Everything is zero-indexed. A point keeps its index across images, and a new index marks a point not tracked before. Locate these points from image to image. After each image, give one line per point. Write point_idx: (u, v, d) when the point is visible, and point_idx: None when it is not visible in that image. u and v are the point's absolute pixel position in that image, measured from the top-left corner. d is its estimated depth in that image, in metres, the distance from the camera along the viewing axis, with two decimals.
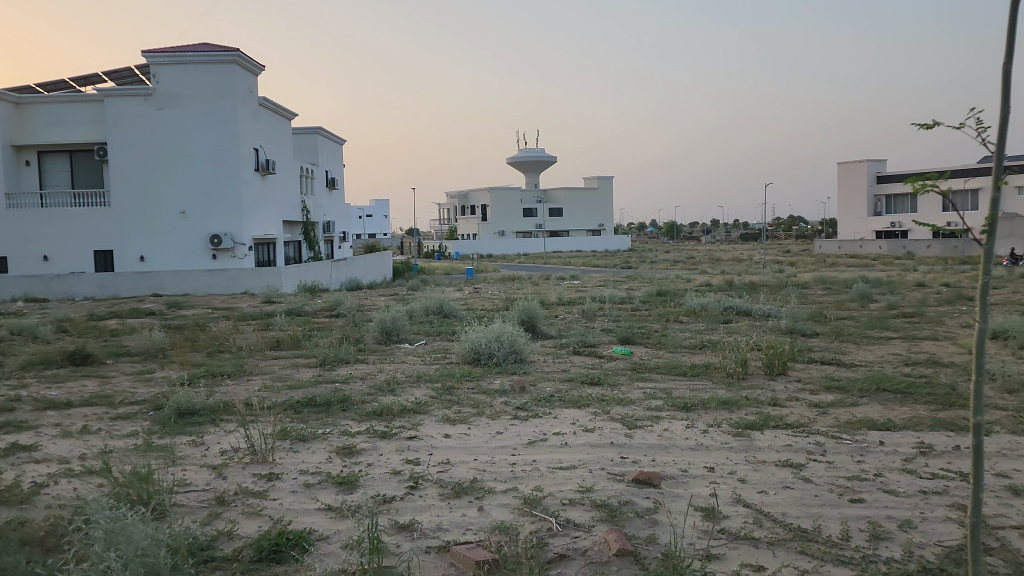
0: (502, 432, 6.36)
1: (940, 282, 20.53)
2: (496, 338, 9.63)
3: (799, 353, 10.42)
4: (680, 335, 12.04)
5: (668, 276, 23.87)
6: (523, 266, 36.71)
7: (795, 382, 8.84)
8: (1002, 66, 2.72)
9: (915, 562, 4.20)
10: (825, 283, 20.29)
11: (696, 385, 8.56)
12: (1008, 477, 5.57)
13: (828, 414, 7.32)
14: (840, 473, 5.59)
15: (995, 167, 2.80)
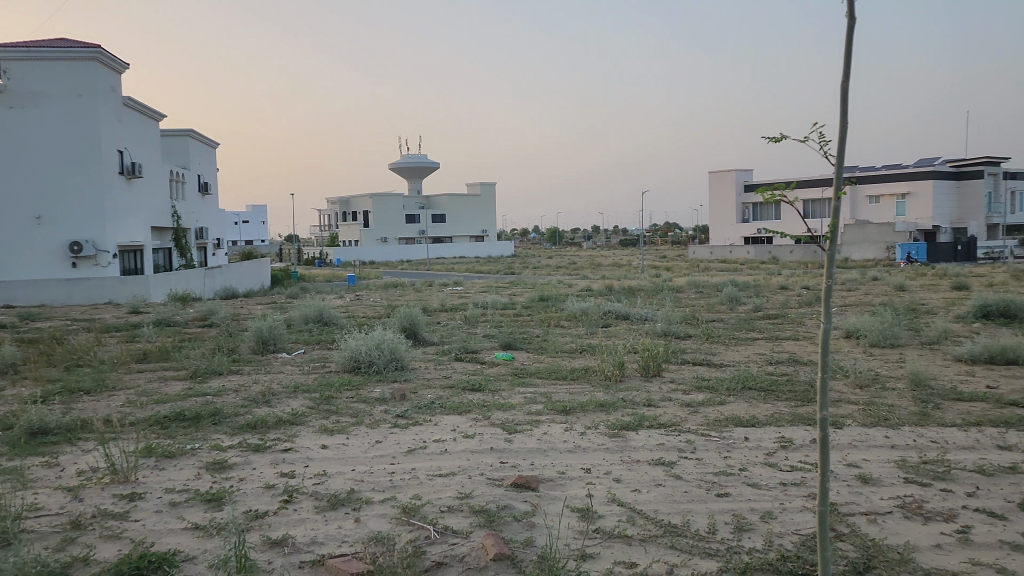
0: (381, 441, 6.29)
1: (801, 285, 21.80)
2: (376, 346, 9.53)
3: (672, 355, 10.81)
4: (561, 339, 12.27)
5: (550, 281, 24.29)
6: (406, 273, 36.37)
7: (668, 383, 9.18)
8: (840, 84, 2.94)
9: (774, 551, 4.44)
10: (698, 287, 21.16)
11: (575, 389, 8.73)
12: (858, 466, 5.98)
13: (698, 412, 7.64)
14: (708, 469, 5.84)
15: (836, 177, 3.03)
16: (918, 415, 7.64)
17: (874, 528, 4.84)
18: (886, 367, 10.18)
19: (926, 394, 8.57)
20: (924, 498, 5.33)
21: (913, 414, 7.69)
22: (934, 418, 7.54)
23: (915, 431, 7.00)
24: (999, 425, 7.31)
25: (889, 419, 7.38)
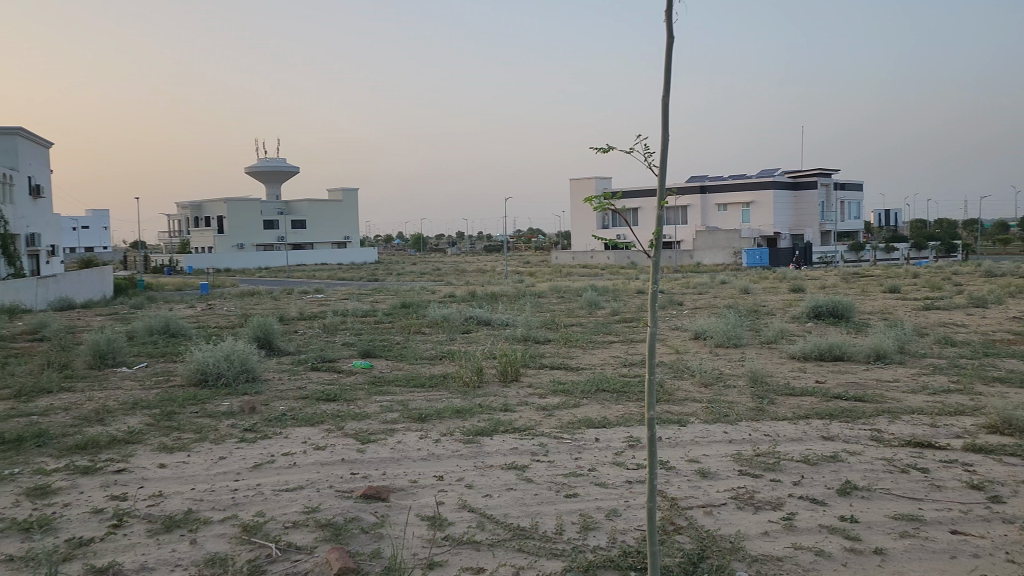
0: (225, 457, 6.04)
1: (655, 290, 22.73)
2: (225, 357, 9.14)
3: (530, 359, 10.99)
4: (421, 346, 12.21)
5: (413, 288, 24.15)
6: (263, 281, 35.10)
7: (526, 387, 9.33)
8: (662, 97, 3.05)
9: (617, 547, 4.59)
10: (558, 292, 21.65)
11: (433, 396, 8.72)
12: (699, 462, 6.28)
13: (552, 416, 7.80)
14: (559, 471, 5.97)
15: (660, 188, 3.14)
16: (755, 410, 8.14)
17: (710, 520, 5.11)
18: (729, 366, 10.79)
19: (763, 391, 9.14)
20: (756, 489, 5.67)
21: (751, 410, 8.18)
22: (769, 413, 8.06)
23: (751, 426, 7.45)
24: (823, 416, 7.92)
25: (729, 416, 7.82)
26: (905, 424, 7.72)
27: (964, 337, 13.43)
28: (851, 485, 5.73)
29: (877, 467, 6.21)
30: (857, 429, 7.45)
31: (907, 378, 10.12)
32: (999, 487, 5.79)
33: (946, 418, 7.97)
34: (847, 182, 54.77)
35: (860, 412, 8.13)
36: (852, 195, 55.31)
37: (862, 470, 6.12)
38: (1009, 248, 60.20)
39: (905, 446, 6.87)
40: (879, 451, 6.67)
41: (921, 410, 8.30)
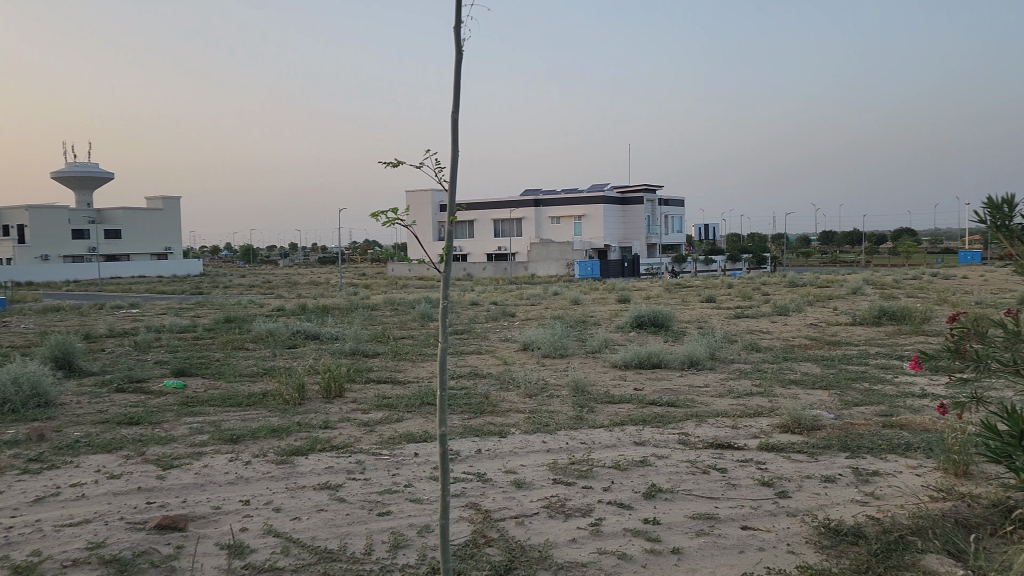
0: (3, 491, 5.47)
1: (489, 301, 23.05)
2: (11, 381, 8.30)
3: (356, 374, 10.79)
4: (242, 362, 11.68)
5: (238, 301, 23.14)
6: (70, 295, 32.42)
7: (350, 403, 9.13)
8: (452, 114, 3.09)
9: (426, 564, 4.54)
10: (392, 304, 21.46)
11: (249, 415, 8.35)
12: (516, 472, 6.37)
13: (373, 431, 7.68)
14: (374, 489, 5.85)
15: (450, 202, 3.14)
16: (574, 419, 8.40)
17: (521, 530, 5.18)
18: (554, 376, 11.07)
19: (584, 400, 9.45)
20: (568, 497, 5.82)
21: (570, 419, 8.41)
22: (587, 421, 8.34)
23: (569, 434, 7.66)
24: (637, 422, 8.28)
25: (549, 425, 8.01)
26: (710, 426, 8.21)
27: (767, 343, 14.53)
28: (655, 488, 6.01)
29: (681, 469, 6.56)
30: (666, 433, 7.84)
31: (715, 383, 10.80)
32: (787, 482, 6.27)
33: (746, 420, 8.56)
34: (670, 198, 58.07)
35: (671, 417, 8.58)
36: (674, 210, 58.71)
37: (668, 473, 6.43)
38: (810, 260, 65.98)
39: (708, 448, 7.30)
40: (684, 454, 7.04)
41: (726, 413, 8.87)
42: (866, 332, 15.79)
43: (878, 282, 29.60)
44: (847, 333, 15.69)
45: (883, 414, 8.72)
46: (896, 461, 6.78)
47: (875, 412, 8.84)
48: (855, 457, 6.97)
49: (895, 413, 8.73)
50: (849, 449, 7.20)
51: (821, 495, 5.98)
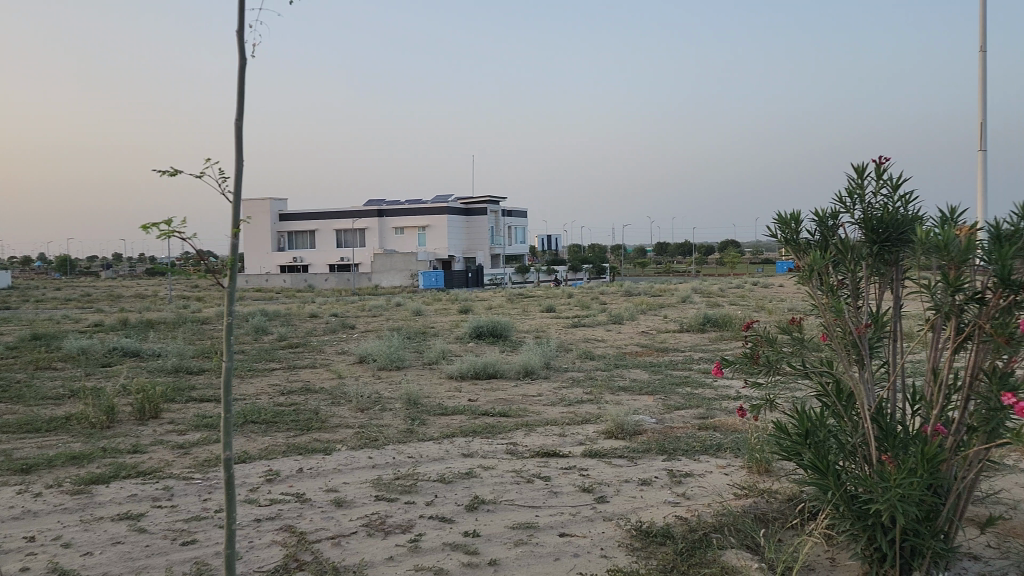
0: None
1: (329, 312, 22.48)
2: None
3: (177, 393, 10.16)
4: (47, 384, 10.72)
5: (51, 316, 21.31)
6: None
7: (166, 424, 8.58)
8: (235, 121, 3.01)
9: None
10: (225, 318, 20.50)
11: (48, 442, 7.65)
12: (337, 490, 6.20)
13: (188, 454, 7.24)
14: (180, 516, 5.50)
15: (234, 212, 3.00)
16: (404, 432, 8.29)
17: (336, 551, 5.02)
18: (388, 389, 10.91)
19: (416, 412, 9.36)
20: (388, 513, 5.72)
21: (401, 432, 8.29)
22: (417, 434, 8.25)
23: (396, 449, 7.55)
24: (467, 434, 8.28)
25: (378, 439, 7.87)
26: (538, 435, 8.34)
27: (601, 351, 15.03)
28: (478, 500, 6.02)
29: (506, 479, 6.61)
30: (495, 443, 7.89)
31: (548, 391, 11.01)
32: (605, 487, 6.45)
33: (573, 427, 8.78)
34: (513, 209, 59.15)
35: (501, 427, 8.65)
36: (517, 221, 59.93)
37: (492, 484, 6.47)
38: (647, 270, 69.12)
39: (534, 457, 7.41)
40: (510, 464, 7.11)
41: (555, 421, 9.06)
42: (693, 339, 16.68)
43: (707, 290, 31.39)
44: (675, 340, 16.51)
45: (699, 417, 9.22)
46: (709, 462, 7.16)
47: (693, 415, 9.31)
48: (671, 459, 7.31)
49: (711, 416, 9.23)
50: (666, 452, 7.54)
51: (637, 498, 6.20)
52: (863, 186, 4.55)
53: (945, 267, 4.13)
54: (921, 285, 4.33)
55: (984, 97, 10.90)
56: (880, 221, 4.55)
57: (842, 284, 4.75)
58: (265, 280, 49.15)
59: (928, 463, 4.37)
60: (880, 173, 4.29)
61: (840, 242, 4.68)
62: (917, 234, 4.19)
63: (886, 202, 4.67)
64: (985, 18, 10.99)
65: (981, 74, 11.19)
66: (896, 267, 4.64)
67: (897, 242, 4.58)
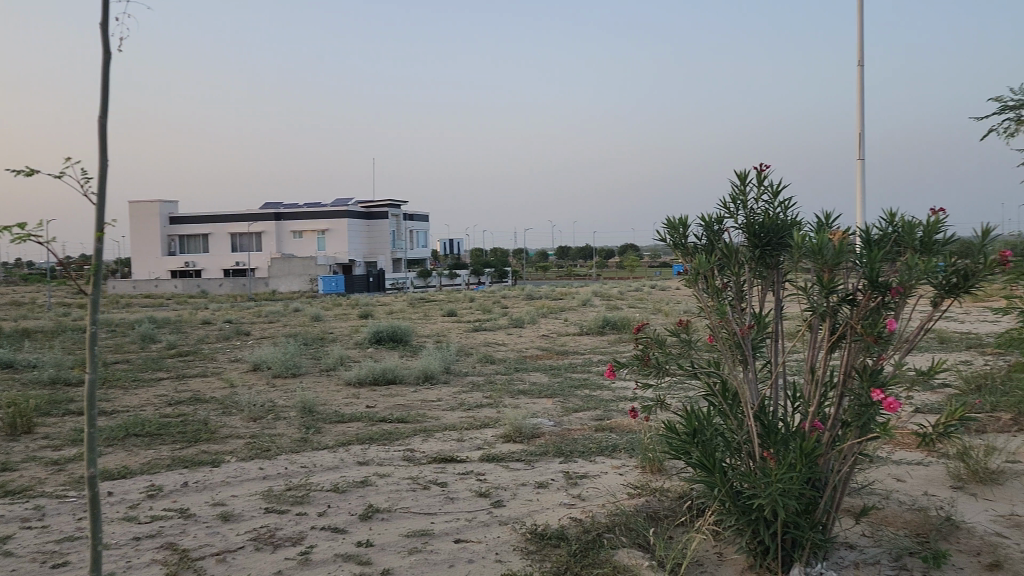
0: None
1: (223, 319, 21.74)
2: None
3: (54, 406, 9.58)
4: None
5: None
6: None
7: (40, 439, 8.07)
8: (98, 119, 2.87)
9: None
10: (109, 326, 19.51)
11: None
12: (224, 504, 5.97)
13: (63, 470, 6.83)
14: (51, 537, 5.17)
15: (98, 213, 2.84)
16: (298, 441, 8.07)
17: (221, 567, 4.83)
18: (283, 397, 10.61)
19: (311, 420, 9.13)
20: (278, 526, 5.53)
21: (294, 442, 8.07)
22: (312, 443, 8.05)
23: (289, 459, 7.33)
24: (364, 441, 8.14)
25: (269, 450, 7.63)
26: (437, 440, 8.27)
27: (501, 355, 15.09)
28: (372, 509, 5.91)
29: (402, 487, 6.52)
30: (391, 450, 7.77)
31: (448, 396, 10.94)
32: (502, 492, 6.46)
33: (472, 431, 8.75)
34: (415, 213, 58.82)
35: (399, 433, 8.54)
36: (419, 225, 59.59)
37: (387, 492, 6.36)
38: (549, 274, 69.96)
39: (431, 463, 7.34)
40: (407, 471, 7.02)
41: (454, 426, 9.01)
42: (591, 342, 16.96)
43: (605, 293, 32.02)
44: (574, 343, 16.76)
45: (597, 419, 9.35)
46: (604, 463, 7.27)
47: (590, 417, 9.44)
48: (567, 461, 7.38)
49: (607, 417, 9.39)
50: (563, 454, 7.61)
51: (533, 501, 6.23)
52: (745, 192, 4.69)
53: (820, 270, 4.30)
54: (799, 288, 4.50)
55: (862, 109, 11.52)
56: (762, 227, 4.69)
57: (727, 287, 4.88)
58: (155, 286, 47.09)
59: (807, 458, 4.54)
60: (760, 179, 4.44)
61: (725, 247, 4.81)
62: (794, 239, 4.36)
63: (767, 207, 4.83)
64: (862, 33, 11.61)
65: (858, 87, 11.81)
66: (777, 270, 4.80)
67: (777, 246, 4.74)
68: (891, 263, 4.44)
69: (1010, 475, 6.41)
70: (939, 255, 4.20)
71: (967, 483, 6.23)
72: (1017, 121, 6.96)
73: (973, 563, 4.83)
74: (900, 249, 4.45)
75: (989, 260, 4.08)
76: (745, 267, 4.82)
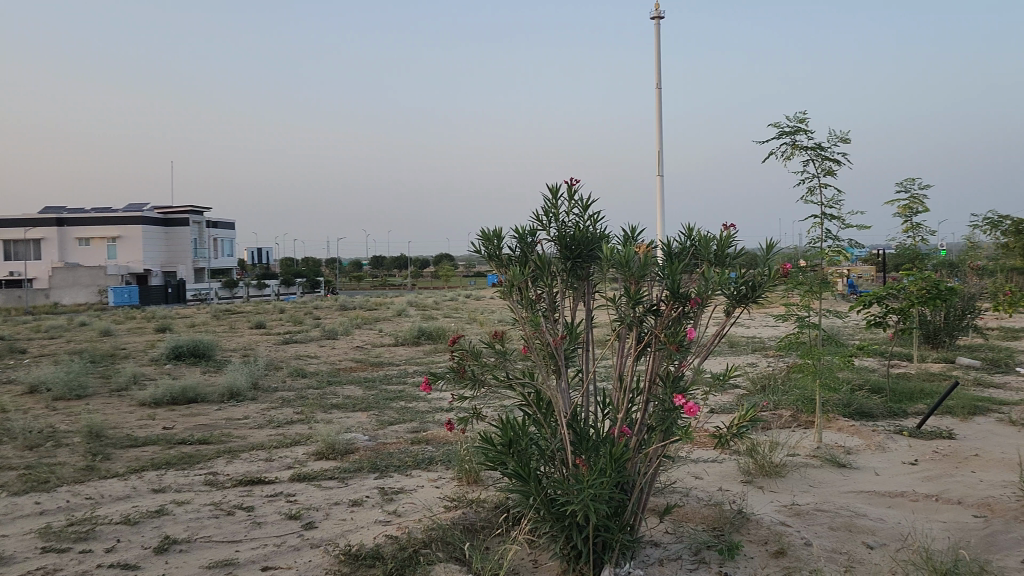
0: None
1: None
2: None
3: None
4: None
5: None
6: None
7: None
8: None
9: None
10: None
11: None
12: None
13: None
14: None
15: None
16: (83, 470, 7.32)
17: None
18: (65, 421, 9.60)
19: (99, 446, 8.31)
20: (57, 567, 4.95)
21: (78, 471, 7.30)
22: (99, 471, 7.32)
23: (71, 490, 6.62)
24: (160, 466, 7.51)
25: (49, 481, 6.85)
26: (243, 462, 7.80)
27: (313, 368, 14.57)
28: (169, 540, 5.44)
29: (203, 514, 6.07)
30: (192, 475, 7.23)
31: (255, 414, 10.38)
32: (314, 512, 6.19)
33: (281, 450, 8.34)
34: (218, 221, 55.95)
35: (201, 456, 7.97)
36: (223, 232, 56.56)
37: (186, 521, 5.89)
38: (363, 284, 69.00)
39: (236, 486, 6.91)
40: (209, 496, 6.56)
41: (261, 445, 8.55)
42: (406, 352, 16.80)
43: (421, 303, 31.97)
44: (389, 354, 16.54)
45: (413, 431, 9.23)
46: (420, 476, 7.18)
47: (406, 430, 9.29)
48: (383, 477, 7.21)
49: (423, 430, 9.30)
50: (378, 469, 7.43)
51: (347, 520, 6.02)
52: (557, 206, 4.79)
53: (627, 281, 4.47)
54: (608, 298, 4.65)
55: (660, 128, 12.31)
56: (573, 240, 4.80)
57: (540, 298, 4.95)
58: None
59: (616, 463, 4.71)
60: (572, 193, 4.55)
61: (538, 259, 4.87)
62: (603, 251, 4.50)
63: (578, 221, 4.95)
64: (659, 58, 12.42)
65: (655, 107, 12.62)
66: (587, 281, 4.93)
67: (587, 258, 4.87)
68: (690, 275, 4.71)
69: (791, 467, 7.01)
70: (731, 267, 4.51)
71: (756, 476, 6.74)
72: (793, 146, 7.67)
73: (762, 552, 5.21)
74: (698, 262, 4.73)
75: (774, 272, 4.44)
76: (557, 278, 4.91)
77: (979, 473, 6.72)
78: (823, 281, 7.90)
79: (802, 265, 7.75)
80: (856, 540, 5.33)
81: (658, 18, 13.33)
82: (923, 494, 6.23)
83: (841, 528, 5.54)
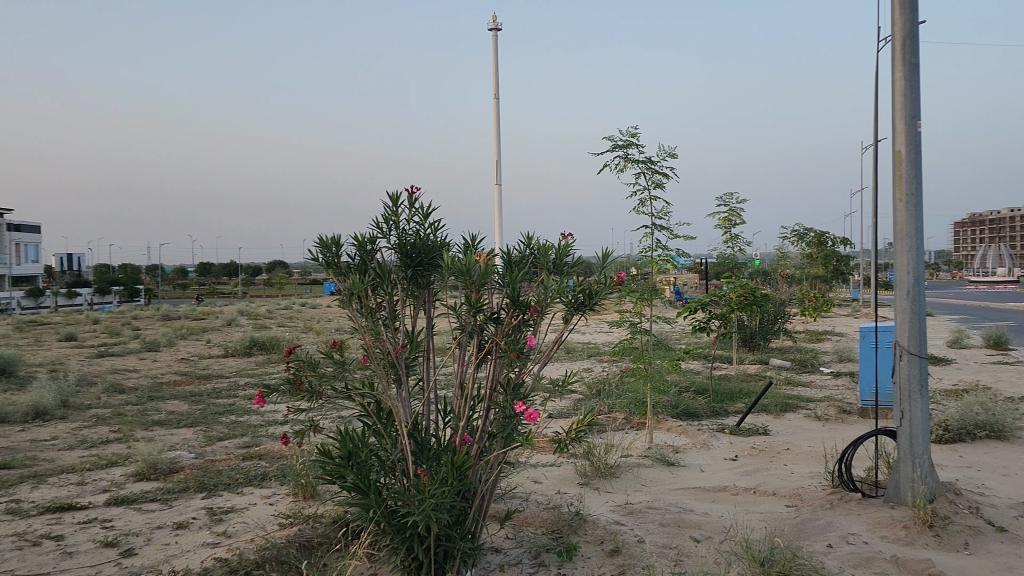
0: None
1: None
2: None
3: None
4: None
5: None
6: None
7: None
8: None
9: None
10: None
11: None
12: None
13: None
14: None
15: None
16: None
17: None
18: None
19: None
20: None
21: None
22: None
23: None
24: None
25: None
26: (51, 487, 7.11)
27: (133, 383, 13.57)
28: None
29: (3, 547, 5.46)
30: None
31: (65, 434, 9.50)
32: (133, 538, 5.72)
33: (96, 473, 7.67)
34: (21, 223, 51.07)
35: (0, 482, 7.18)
36: (26, 236, 51.64)
37: None
38: (187, 293, 65.18)
39: (43, 513, 6.28)
40: (10, 527, 5.92)
41: (73, 468, 7.84)
42: (236, 364, 16.01)
43: (253, 313, 30.63)
44: (218, 366, 15.71)
45: (244, 446, 8.80)
46: (252, 494, 6.84)
47: (237, 445, 8.84)
48: (211, 496, 6.80)
49: (255, 444, 8.88)
50: (206, 488, 7.00)
51: (171, 545, 5.61)
52: (397, 213, 4.70)
53: (467, 289, 4.46)
54: (449, 306, 4.62)
55: (498, 138, 12.54)
56: (413, 247, 4.72)
57: (380, 306, 4.83)
58: None
59: (458, 471, 4.66)
60: (412, 201, 4.48)
61: (378, 267, 4.77)
62: (444, 259, 4.46)
63: (418, 229, 4.89)
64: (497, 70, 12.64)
65: (494, 116, 12.82)
66: (427, 289, 4.88)
67: (427, 266, 4.82)
68: (529, 283, 4.77)
69: (625, 467, 7.29)
70: (569, 276, 4.62)
71: (592, 478, 6.94)
72: (625, 159, 8.01)
73: (598, 552, 5.36)
74: (536, 269, 4.81)
75: (609, 280, 4.58)
76: (398, 286, 4.82)
77: (790, 466, 7.27)
78: (653, 288, 8.29)
79: (633, 273, 8.08)
80: (685, 535, 5.61)
81: (494, 29, 13.55)
82: (743, 487, 6.66)
83: (670, 524, 5.81)
